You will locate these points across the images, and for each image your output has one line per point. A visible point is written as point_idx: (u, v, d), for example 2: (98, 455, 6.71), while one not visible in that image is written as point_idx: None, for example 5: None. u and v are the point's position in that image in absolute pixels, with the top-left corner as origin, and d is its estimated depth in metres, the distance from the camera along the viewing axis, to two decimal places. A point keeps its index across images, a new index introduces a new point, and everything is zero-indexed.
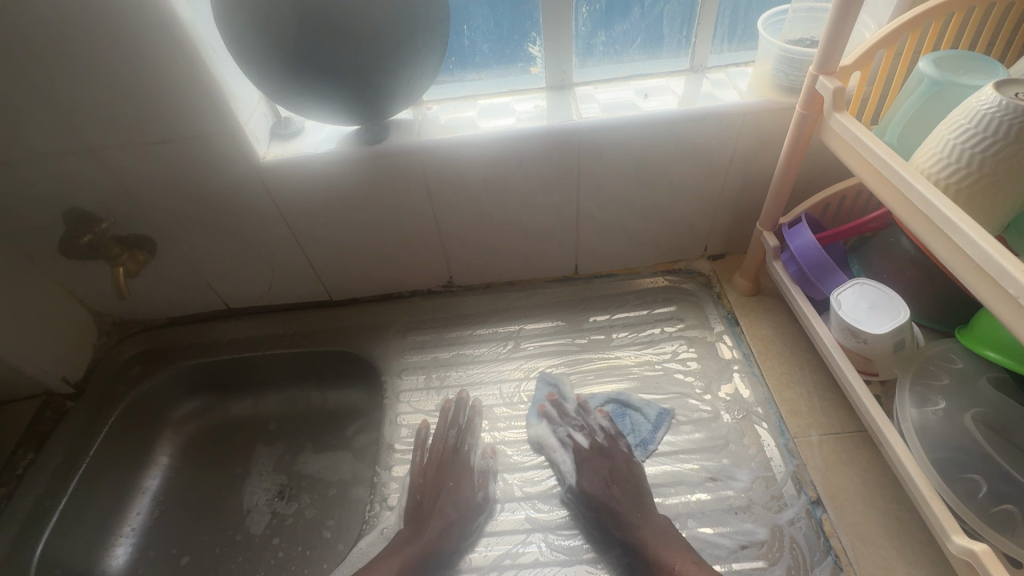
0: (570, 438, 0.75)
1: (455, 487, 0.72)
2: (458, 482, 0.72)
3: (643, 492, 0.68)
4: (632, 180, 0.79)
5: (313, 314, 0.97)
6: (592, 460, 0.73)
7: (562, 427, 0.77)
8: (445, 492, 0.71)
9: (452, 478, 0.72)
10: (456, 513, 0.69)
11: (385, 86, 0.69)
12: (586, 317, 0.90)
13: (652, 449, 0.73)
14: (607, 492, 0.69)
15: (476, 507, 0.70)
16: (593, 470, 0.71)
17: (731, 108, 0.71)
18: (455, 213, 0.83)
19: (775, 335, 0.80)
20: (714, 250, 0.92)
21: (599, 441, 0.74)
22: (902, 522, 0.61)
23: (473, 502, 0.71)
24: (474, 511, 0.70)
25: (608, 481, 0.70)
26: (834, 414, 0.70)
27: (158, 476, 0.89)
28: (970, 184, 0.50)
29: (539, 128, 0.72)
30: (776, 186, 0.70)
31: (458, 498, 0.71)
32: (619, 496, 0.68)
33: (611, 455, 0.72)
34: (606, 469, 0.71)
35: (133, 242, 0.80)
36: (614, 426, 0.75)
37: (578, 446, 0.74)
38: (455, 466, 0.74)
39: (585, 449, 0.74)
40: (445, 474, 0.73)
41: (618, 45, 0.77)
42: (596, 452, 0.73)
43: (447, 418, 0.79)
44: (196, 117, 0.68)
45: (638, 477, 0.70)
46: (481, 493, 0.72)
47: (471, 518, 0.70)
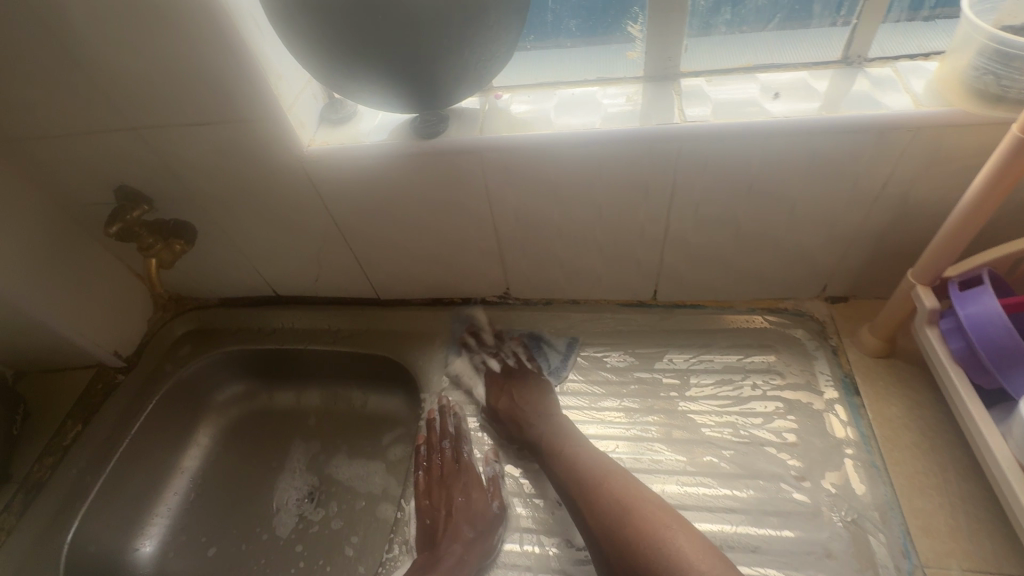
0: (483, 363, 0.81)
1: (467, 499, 0.68)
2: (469, 494, 0.68)
3: (546, 390, 0.74)
4: (741, 200, 0.62)
5: (358, 311, 0.90)
6: (494, 382, 0.78)
7: (483, 350, 0.82)
8: (456, 508, 0.67)
9: (461, 492, 0.68)
10: (472, 530, 0.65)
11: (449, 70, 0.57)
12: (659, 354, 0.76)
13: (562, 376, 0.77)
14: (508, 404, 0.74)
15: (494, 518, 0.66)
16: (499, 396, 0.76)
17: (899, 120, 0.52)
18: (518, 220, 0.71)
19: (908, 418, 0.62)
20: (836, 291, 0.73)
21: (507, 365, 0.79)
22: None
23: (490, 514, 0.67)
24: (493, 522, 0.66)
25: (506, 396, 0.75)
26: (987, 543, 0.53)
27: (196, 458, 0.88)
28: None
29: (628, 131, 0.57)
30: (953, 232, 0.51)
31: (473, 511, 0.67)
32: (512, 406, 0.74)
33: (518, 374, 0.77)
34: (513, 387, 0.76)
35: (172, 230, 0.77)
36: (524, 351, 0.80)
37: (489, 370, 0.80)
38: (462, 477, 0.70)
39: (497, 373, 0.79)
40: (453, 488, 0.69)
41: (746, 26, 0.61)
42: (500, 377, 0.78)
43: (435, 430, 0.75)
44: (236, 98, 0.61)
45: (542, 387, 0.75)
46: (497, 505, 0.68)
47: (490, 529, 0.65)
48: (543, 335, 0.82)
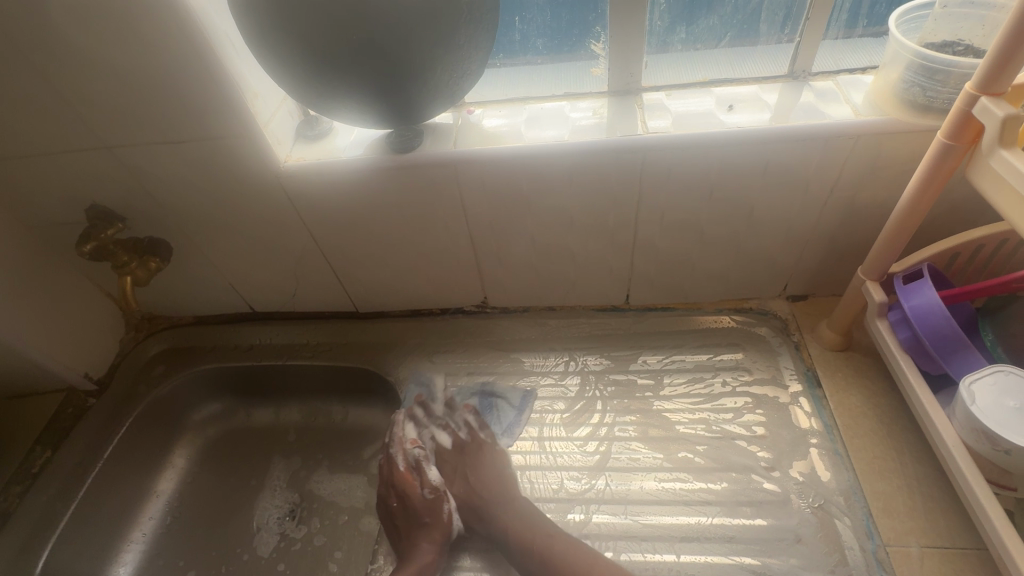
0: (432, 440, 0.75)
1: (401, 500, 0.70)
2: (402, 497, 0.70)
3: (499, 472, 0.70)
4: (703, 206, 0.66)
5: (336, 325, 0.91)
6: (450, 455, 0.74)
7: (435, 423, 0.77)
8: (403, 510, 0.69)
9: (403, 495, 0.70)
10: (424, 528, 0.67)
11: (422, 87, 0.60)
12: (634, 356, 0.79)
13: (516, 434, 0.74)
14: (461, 488, 0.70)
15: (431, 503, 0.69)
16: (450, 469, 0.72)
17: (842, 128, 0.56)
18: (492, 231, 0.73)
19: (867, 408, 0.66)
20: (796, 291, 0.77)
21: (462, 436, 0.75)
22: None
23: (433, 509, 0.69)
24: (433, 510, 0.69)
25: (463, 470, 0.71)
26: (941, 521, 0.56)
27: (172, 481, 0.87)
28: None
29: (595, 142, 0.61)
30: (894, 231, 0.55)
31: (415, 507, 0.69)
32: (475, 482, 0.69)
33: (472, 449, 0.73)
34: (467, 466, 0.71)
35: (148, 246, 0.77)
36: (478, 417, 0.76)
37: (439, 446, 0.75)
38: (399, 482, 0.71)
39: (448, 450, 0.74)
40: (394, 490, 0.71)
41: (701, 44, 0.65)
42: (456, 450, 0.74)
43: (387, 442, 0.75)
44: (210, 116, 0.62)
45: (498, 463, 0.71)
46: (438, 496, 0.70)
47: (441, 524, 0.68)
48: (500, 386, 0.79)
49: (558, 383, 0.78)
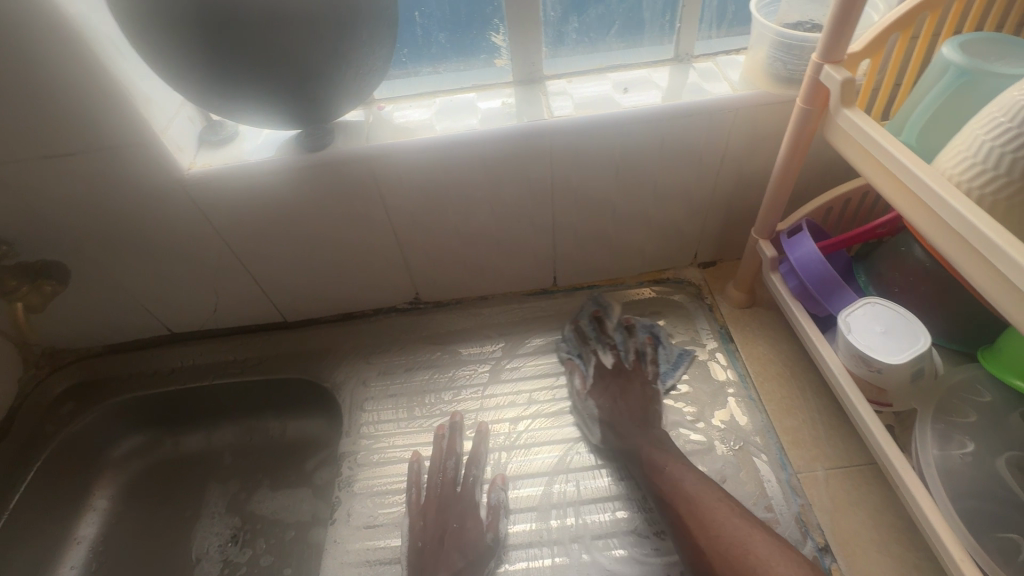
0: (592, 359, 0.77)
1: (458, 525, 0.64)
2: (463, 521, 0.64)
3: (653, 408, 0.70)
4: (613, 183, 0.71)
5: (267, 337, 0.88)
6: (609, 381, 0.73)
7: (581, 360, 0.77)
8: (450, 534, 0.63)
9: (456, 517, 0.64)
10: (463, 559, 0.61)
11: (326, 83, 0.60)
12: (567, 334, 0.82)
13: (670, 383, 0.73)
14: (620, 408, 0.70)
15: (487, 549, 0.62)
16: (610, 395, 0.71)
17: (722, 103, 0.62)
18: (415, 223, 0.74)
19: (773, 354, 0.72)
20: (705, 258, 0.84)
21: (627, 365, 0.75)
22: (922, 573, 0.53)
23: (483, 545, 0.62)
24: (485, 553, 0.62)
25: (653, 403, 0.70)
26: (841, 445, 0.63)
27: (95, 524, 0.80)
28: (1009, 196, 0.40)
29: (504, 129, 0.63)
30: (775, 192, 0.62)
31: (466, 539, 0.63)
32: (635, 409, 0.69)
33: (630, 377, 0.73)
34: (621, 389, 0.72)
35: (36, 270, 0.69)
36: (653, 351, 0.76)
37: (602, 364, 0.76)
38: (458, 504, 0.66)
39: (606, 369, 0.75)
40: (450, 512, 0.65)
41: (593, 32, 0.68)
42: (617, 373, 0.74)
43: (441, 448, 0.71)
44: (100, 125, 0.59)
45: (647, 394, 0.71)
46: (490, 534, 0.63)
47: (481, 563, 0.61)
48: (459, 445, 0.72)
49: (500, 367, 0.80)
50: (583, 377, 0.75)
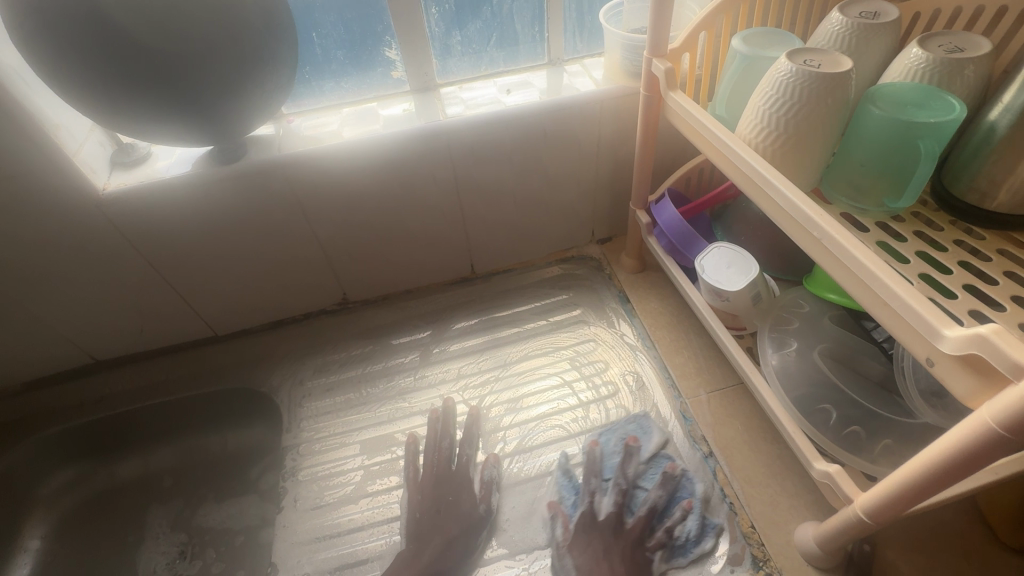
0: (591, 502, 0.65)
1: (456, 499, 0.68)
2: (459, 493, 0.69)
3: None
4: (509, 173, 0.81)
5: (198, 353, 0.90)
6: (593, 533, 0.62)
7: (596, 492, 0.66)
8: (446, 506, 0.68)
9: (451, 491, 0.69)
10: (458, 527, 0.66)
11: (234, 101, 0.65)
12: (489, 314, 0.91)
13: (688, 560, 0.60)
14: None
15: (481, 519, 0.67)
16: (602, 557, 0.60)
17: (590, 97, 0.74)
18: (335, 225, 0.80)
19: (662, 307, 0.84)
20: (602, 234, 0.96)
21: (614, 518, 0.63)
22: (783, 459, 0.66)
23: (476, 514, 0.67)
24: (478, 523, 0.66)
25: (630, 574, 0.59)
26: (719, 371, 0.75)
27: (29, 564, 0.79)
28: (781, 146, 0.53)
29: (405, 132, 0.72)
30: (640, 167, 0.74)
31: (460, 511, 0.67)
32: (617, 573, 0.58)
33: (632, 542, 0.61)
34: (609, 557, 0.60)
35: None
36: (678, 522, 0.61)
37: (595, 513, 0.64)
38: (453, 479, 0.70)
39: (603, 525, 0.62)
40: (447, 486, 0.70)
41: (475, 44, 0.78)
42: (608, 528, 0.62)
43: (436, 430, 0.75)
44: (10, 155, 0.61)
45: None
46: (482, 505, 0.68)
47: (475, 531, 0.66)
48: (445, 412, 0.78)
49: (430, 351, 0.87)
50: (565, 526, 0.64)
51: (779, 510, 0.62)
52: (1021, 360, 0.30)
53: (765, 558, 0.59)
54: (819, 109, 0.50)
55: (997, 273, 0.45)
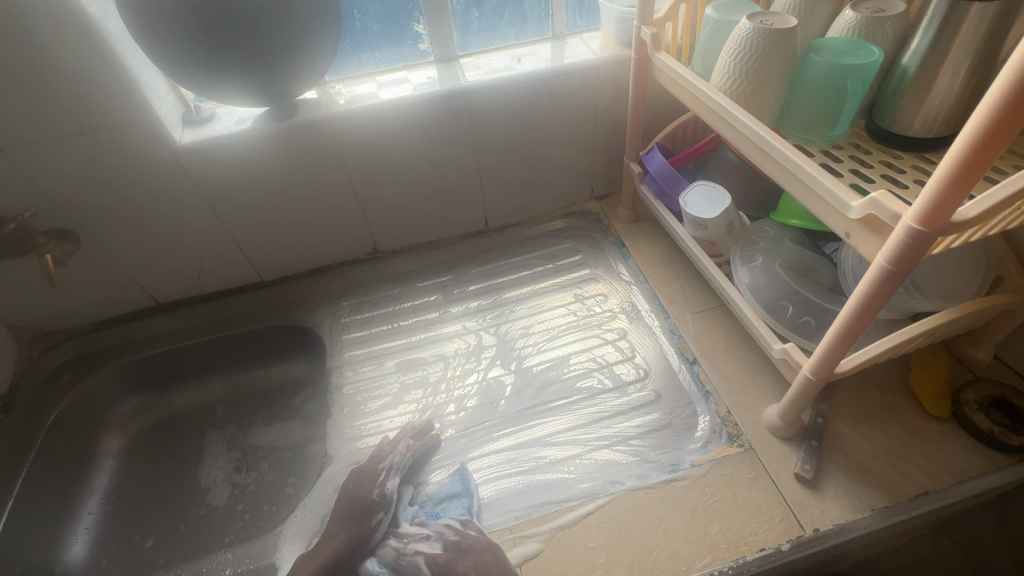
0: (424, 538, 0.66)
1: (358, 490, 0.71)
2: (361, 482, 0.72)
3: None
4: (520, 131, 0.93)
5: (246, 297, 1.02)
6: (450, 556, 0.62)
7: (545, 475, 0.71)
8: (348, 492, 0.71)
9: (359, 479, 0.72)
10: (357, 516, 0.69)
11: (294, 66, 0.77)
12: (501, 260, 1.03)
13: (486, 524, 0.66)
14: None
15: (377, 505, 0.70)
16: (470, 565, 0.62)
17: (591, 63, 0.87)
18: (371, 178, 0.92)
19: (653, 250, 0.97)
20: (599, 192, 1.09)
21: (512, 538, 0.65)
22: (756, 361, 0.78)
23: (370, 498, 0.70)
24: (376, 510, 0.69)
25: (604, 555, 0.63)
26: (702, 297, 0.88)
27: (106, 477, 0.90)
28: (744, 91, 0.65)
29: (433, 93, 0.84)
30: (632, 123, 0.87)
31: (358, 498, 0.70)
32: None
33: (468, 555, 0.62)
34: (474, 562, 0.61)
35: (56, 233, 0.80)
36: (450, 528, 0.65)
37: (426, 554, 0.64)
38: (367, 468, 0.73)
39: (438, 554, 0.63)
40: (361, 476, 0.72)
41: (490, 20, 0.90)
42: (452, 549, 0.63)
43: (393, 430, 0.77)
44: (107, 108, 0.73)
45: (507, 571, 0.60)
46: (377, 490, 0.71)
47: (373, 517, 0.69)
48: (469, 341, 0.91)
49: (451, 292, 1.00)
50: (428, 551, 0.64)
51: (751, 398, 0.74)
52: (897, 210, 0.42)
53: (738, 433, 0.71)
54: (773, 60, 0.63)
55: (908, 180, 0.57)
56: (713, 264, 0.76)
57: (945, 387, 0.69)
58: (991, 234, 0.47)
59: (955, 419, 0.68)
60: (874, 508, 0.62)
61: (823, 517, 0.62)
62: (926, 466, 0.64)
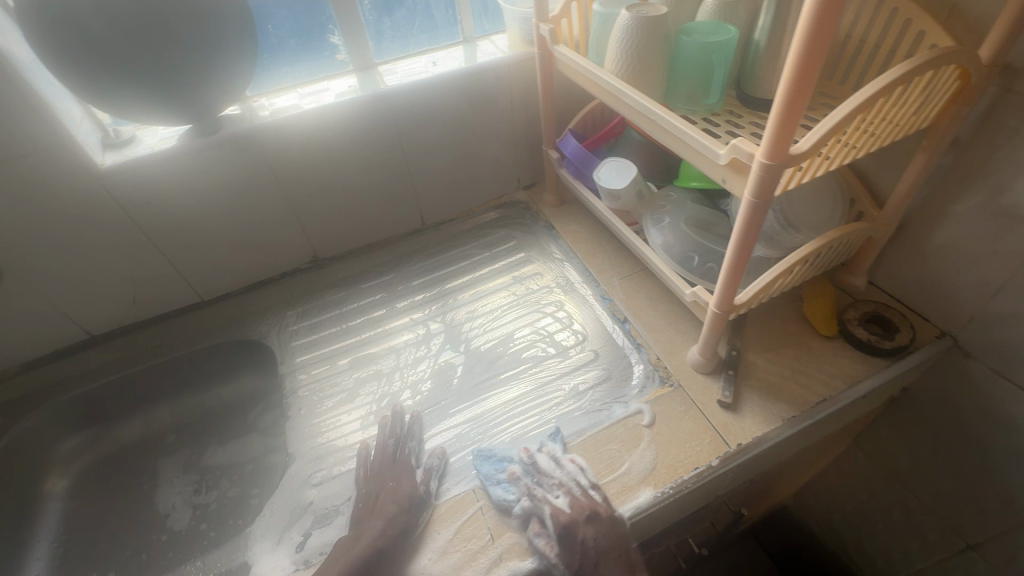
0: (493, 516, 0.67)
1: (396, 486, 0.70)
2: (396, 477, 0.71)
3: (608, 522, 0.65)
4: (444, 130, 0.99)
5: (187, 318, 1.01)
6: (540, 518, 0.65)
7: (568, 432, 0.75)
8: (386, 490, 0.70)
9: (393, 477, 0.71)
10: (397, 506, 0.67)
11: (216, 83, 0.80)
12: (442, 254, 1.09)
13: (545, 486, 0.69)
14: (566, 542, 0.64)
15: (421, 497, 0.69)
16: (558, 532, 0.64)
17: (502, 61, 0.94)
18: (304, 187, 0.95)
19: (579, 227, 1.05)
20: (525, 182, 1.16)
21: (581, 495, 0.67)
22: (677, 312, 0.87)
23: (417, 494, 0.69)
24: (419, 501, 0.69)
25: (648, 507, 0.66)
26: (626, 263, 0.97)
27: (54, 519, 0.87)
28: (632, 73, 0.75)
29: (355, 99, 0.88)
30: (545, 112, 0.95)
31: (399, 491, 0.69)
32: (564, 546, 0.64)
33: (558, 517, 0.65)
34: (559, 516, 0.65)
35: None
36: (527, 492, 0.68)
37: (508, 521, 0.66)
38: (395, 465, 0.73)
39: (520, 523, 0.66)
40: (388, 474, 0.72)
41: (403, 28, 0.96)
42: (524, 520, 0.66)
43: (385, 430, 0.78)
44: (22, 136, 0.72)
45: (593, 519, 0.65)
46: (422, 486, 0.71)
47: (416, 509, 0.68)
48: (418, 333, 0.95)
49: (396, 289, 1.03)
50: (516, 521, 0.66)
51: (676, 343, 0.83)
52: (751, 150, 0.52)
53: (667, 374, 0.79)
54: (651, 44, 0.72)
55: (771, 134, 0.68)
56: (629, 230, 0.85)
57: (832, 310, 0.81)
58: (832, 168, 0.58)
59: (842, 336, 0.79)
60: (784, 418, 0.72)
61: (744, 432, 0.71)
62: (823, 377, 0.75)
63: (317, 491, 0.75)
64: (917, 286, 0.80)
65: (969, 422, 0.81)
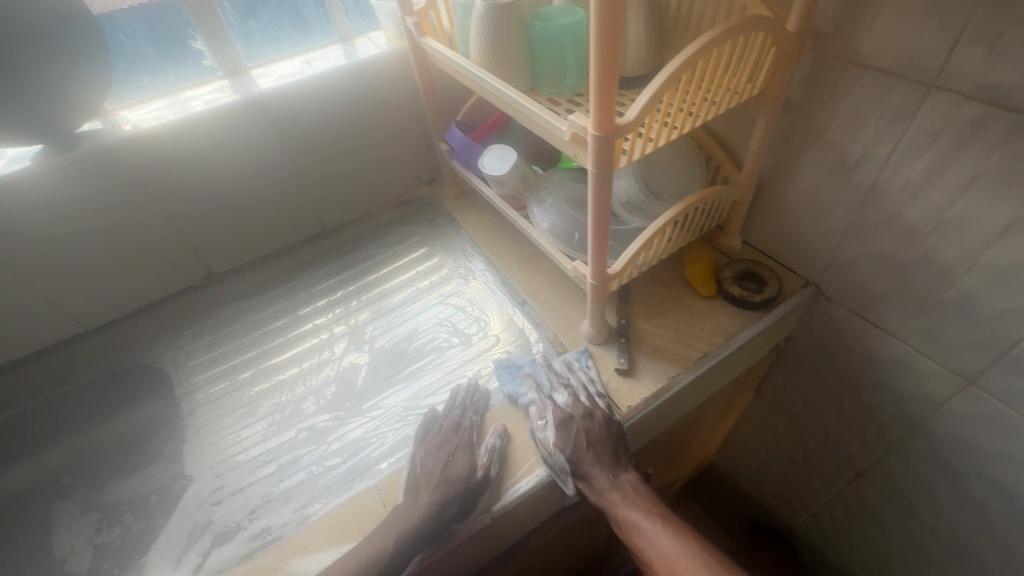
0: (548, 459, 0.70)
1: (453, 470, 0.69)
2: (456, 456, 0.70)
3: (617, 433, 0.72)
4: (330, 131, 0.97)
5: (70, 351, 0.95)
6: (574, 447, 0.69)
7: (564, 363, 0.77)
8: (447, 469, 0.69)
9: (452, 455, 0.71)
10: (454, 494, 0.67)
11: (65, 97, 0.76)
12: (346, 257, 1.07)
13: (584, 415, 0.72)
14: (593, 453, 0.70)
15: (481, 481, 0.68)
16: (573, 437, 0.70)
17: (379, 57, 0.93)
18: (184, 201, 0.91)
19: (479, 217, 1.07)
20: (425, 177, 1.16)
21: (585, 400, 0.73)
22: (572, 289, 0.90)
23: (474, 479, 0.68)
24: (479, 486, 0.68)
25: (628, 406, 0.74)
26: (524, 248, 0.99)
27: None
28: (494, 61, 0.76)
29: (227, 104, 0.86)
30: (429, 105, 0.95)
31: (457, 477, 0.68)
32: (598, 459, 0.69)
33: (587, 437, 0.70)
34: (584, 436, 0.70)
35: None
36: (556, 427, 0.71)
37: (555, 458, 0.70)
38: (457, 441, 0.72)
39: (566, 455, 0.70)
40: (447, 454, 0.71)
41: (272, 29, 0.95)
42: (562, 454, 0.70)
43: (455, 402, 0.77)
44: None
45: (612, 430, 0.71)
46: (480, 472, 0.69)
47: (475, 494, 0.67)
48: (321, 338, 0.94)
49: (299, 296, 1.01)
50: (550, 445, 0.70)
51: (572, 319, 0.86)
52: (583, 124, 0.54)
53: (563, 348, 0.82)
54: (507, 32, 0.74)
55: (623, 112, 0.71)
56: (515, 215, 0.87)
57: (710, 272, 0.86)
58: (675, 137, 0.61)
59: (720, 294, 0.85)
60: (671, 376, 0.76)
61: (633, 394, 0.75)
62: (704, 335, 0.80)
63: (218, 509, 0.73)
64: (782, 241, 0.86)
65: (842, 363, 0.88)
